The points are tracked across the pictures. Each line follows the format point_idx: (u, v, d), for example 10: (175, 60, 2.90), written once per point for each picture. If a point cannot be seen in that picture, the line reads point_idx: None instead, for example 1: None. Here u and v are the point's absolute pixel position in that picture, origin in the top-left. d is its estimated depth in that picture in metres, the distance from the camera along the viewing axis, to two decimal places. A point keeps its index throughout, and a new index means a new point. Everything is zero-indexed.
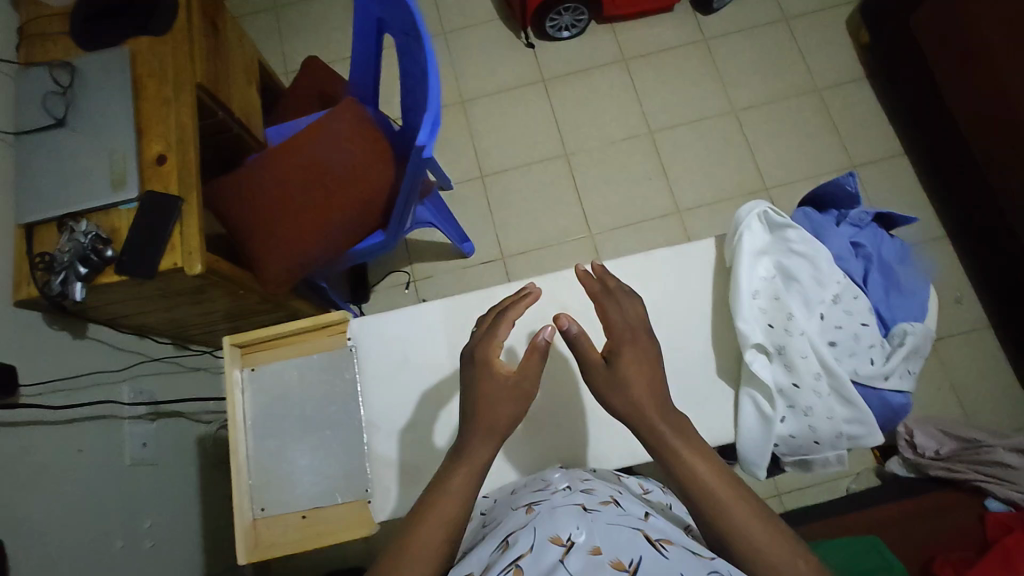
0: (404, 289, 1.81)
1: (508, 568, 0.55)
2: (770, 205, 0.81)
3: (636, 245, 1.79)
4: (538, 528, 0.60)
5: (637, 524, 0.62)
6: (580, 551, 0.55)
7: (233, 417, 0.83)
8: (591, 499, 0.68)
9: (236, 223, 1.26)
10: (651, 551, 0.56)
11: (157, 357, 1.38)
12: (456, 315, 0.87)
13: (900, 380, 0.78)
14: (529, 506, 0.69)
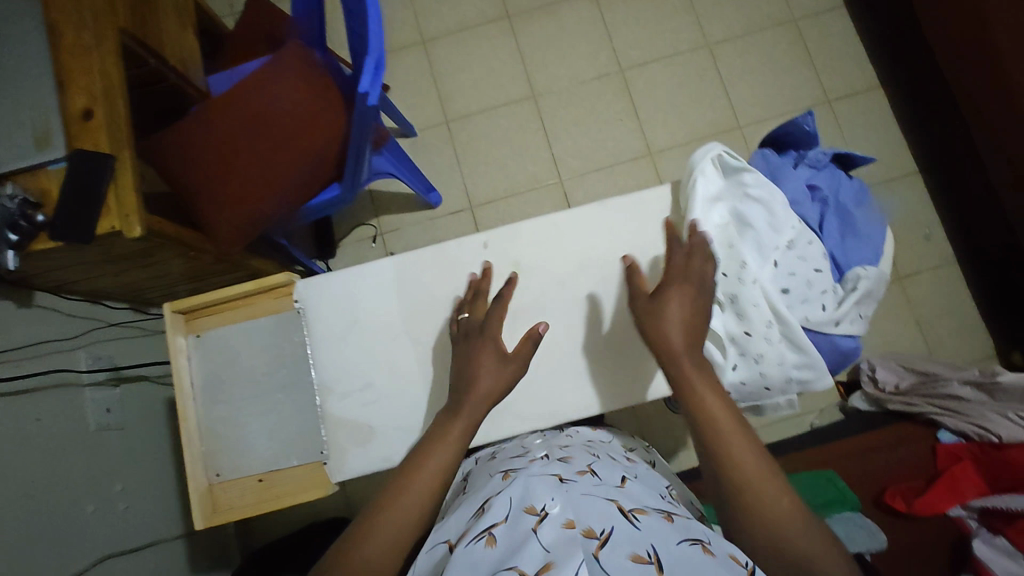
0: (371, 242, 1.76)
1: (481, 536, 0.55)
2: (725, 149, 0.78)
3: (607, 190, 1.75)
4: (512, 496, 0.59)
5: (611, 494, 0.62)
6: (553, 523, 0.53)
7: (180, 384, 0.81)
8: (567, 468, 0.67)
9: (176, 178, 1.18)
10: (623, 521, 0.56)
11: (114, 322, 1.34)
12: (407, 273, 0.84)
13: (851, 325, 0.78)
14: (506, 473, 0.68)
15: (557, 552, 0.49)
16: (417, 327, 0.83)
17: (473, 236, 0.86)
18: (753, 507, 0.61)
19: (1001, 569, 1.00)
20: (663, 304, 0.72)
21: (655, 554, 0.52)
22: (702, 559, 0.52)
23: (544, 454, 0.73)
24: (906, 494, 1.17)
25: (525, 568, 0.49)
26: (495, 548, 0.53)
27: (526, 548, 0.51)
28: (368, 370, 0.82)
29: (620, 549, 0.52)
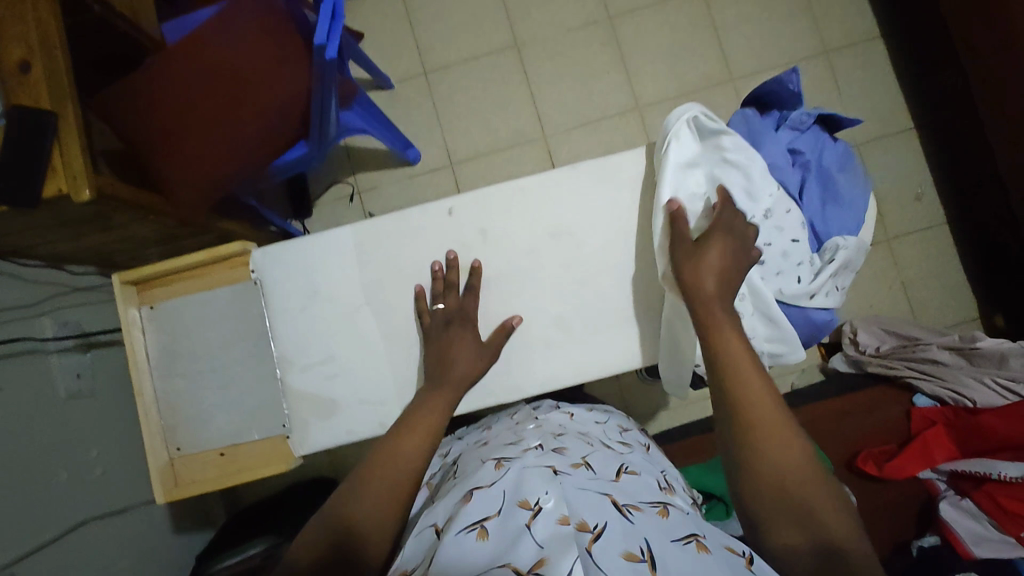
0: (349, 201, 1.70)
1: (473, 527, 0.54)
2: (703, 109, 0.73)
3: (593, 146, 1.69)
4: (506, 489, 0.58)
5: (606, 487, 0.60)
6: (548, 519, 0.53)
7: (134, 359, 0.79)
8: (563, 459, 0.65)
9: (127, 133, 1.10)
10: (617, 516, 0.55)
11: (80, 286, 1.30)
12: (369, 242, 0.80)
13: (826, 298, 0.75)
14: (499, 460, 0.66)
15: (552, 549, 0.50)
16: (380, 300, 0.80)
17: (438, 201, 0.81)
18: (768, 464, 0.61)
19: (964, 530, 1.05)
20: (704, 251, 0.68)
21: (648, 551, 0.51)
22: (695, 557, 0.52)
23: (538, 444, 0.70)
24: (878, 459, 1.18)
25: (518, 564, 0.49)
26: (488, 541, 0.53)
27: (519, 544, 0.51)
28: (330, 343, 0.80)
29: (614, 546, 0.51)
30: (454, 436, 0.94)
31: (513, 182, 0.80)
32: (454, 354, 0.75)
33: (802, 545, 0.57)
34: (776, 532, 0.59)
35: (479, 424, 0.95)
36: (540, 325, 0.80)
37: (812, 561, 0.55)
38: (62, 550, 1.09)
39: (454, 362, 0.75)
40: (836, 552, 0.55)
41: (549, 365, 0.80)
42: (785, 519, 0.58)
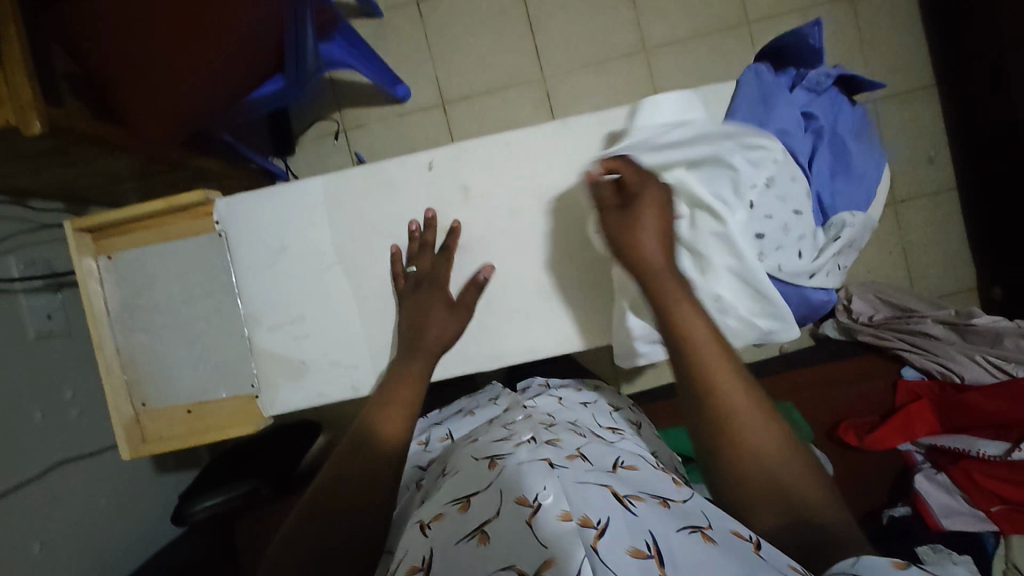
0: (334, 139, 1.61)
1: (473, 535, 0.56)
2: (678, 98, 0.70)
3: (594, 90, 1.58)
4: (504, 490, 0.59)
5: (605, 478, 0.61)
6: (550, 515, 0.54)
7: (92, 312, 0.75)
8: (557, 451, 0.66)
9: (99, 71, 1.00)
10: (619, 508, 0.56)
11: (48, 223, 1.23)
12: (340, 197, 0.74)
13: (825, 278, 0.71)
14: (492, 458, 0.65)
15: (556, 548, 0.51)
16: (353, 259, 0.75)
17: (416, 153, 0.75)
18: (747, 451, 0.60)
19: (936, 502, 1.06)
20: (638, 214, 0.64)
21: (654, 546, 0.52)
22: (701, 547, 0.52)
23: (530, 436, 0.70)
24: (858, 430, 1.18)
25: (523, 566, 0.51)
26: (489, 545, 0.54)
27: (524, 544, 0.52)
28: (299, 302, 0.75)
29: (618, 542, 0.52)
30: (431, 422, 1.00)
31: (496, 136, 0.74)
32: (425, 321, 0.71)
33: (782, 525, 0.58)
34: (757, 514, 0.59)
35: (459, 409, 1.01)
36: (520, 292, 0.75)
37: (794, 541, 0.57)
38: (41, 491, 1.08)
39: (426, 326, 0.71)
40: (817, 527, 0.56)
41: (524, 335, 0.76)
42: (764, 501, 0.59)
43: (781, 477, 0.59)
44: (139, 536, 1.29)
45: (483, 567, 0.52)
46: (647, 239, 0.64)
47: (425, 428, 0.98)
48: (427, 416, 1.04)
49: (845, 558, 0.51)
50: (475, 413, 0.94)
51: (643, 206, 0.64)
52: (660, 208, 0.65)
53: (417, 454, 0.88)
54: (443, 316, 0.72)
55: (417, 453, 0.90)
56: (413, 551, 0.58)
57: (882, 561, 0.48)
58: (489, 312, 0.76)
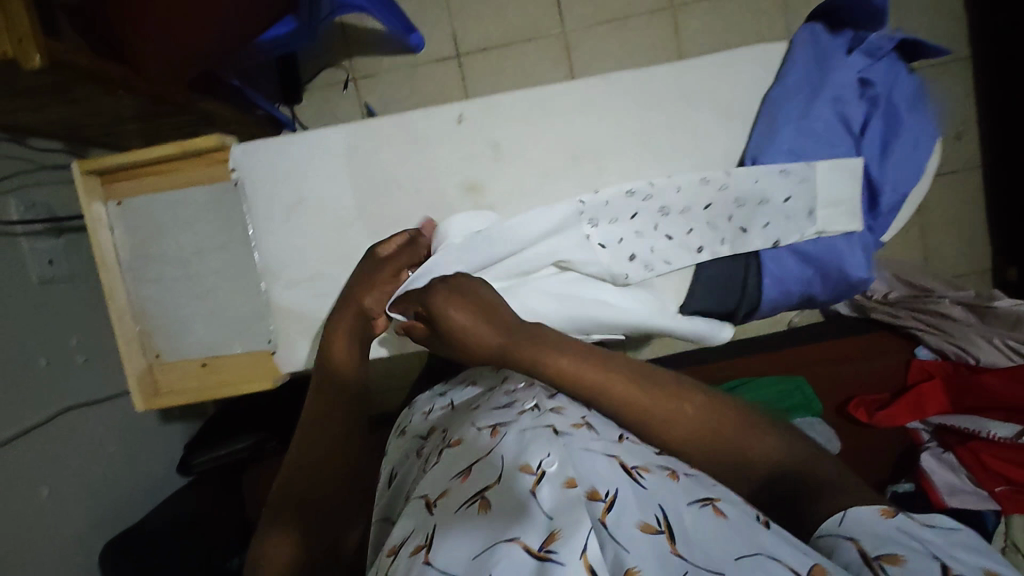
0: (343, 88, 1.55)
1: (474, 501, 0.52)
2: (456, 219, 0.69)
3: (616, 48, 1.52)
4: (504, 455, 0.55)
5: (612, 444, 0.57)
6: (553, 483, 0.51)
7: (102, 259, 0.71)
8: (564, 416, 0.59)
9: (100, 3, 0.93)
10: (627, 480, 0.52)
11: (47, 165, 1.18)
12: (361, 148, 0.71)
13: (781, 223, 0.70)
14: (494, 426, 0.60)
15: (560, 520, 0.48)
16: (373, 214, 0.72)
17: (445, 105, 0.70)
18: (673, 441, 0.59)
19: (941, 481, 1.07)
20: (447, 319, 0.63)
21: (665, 521, 0.49)
22: (713, 521, 0.49)
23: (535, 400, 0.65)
24: (870, 405, 1.18)
25: (527, 540, 0.47)
26: (490, 514, 0.51)
27: (527, 518, 0.49)
28: (320, 258, 0.73)
29: (628, 516, 0.48)
30: (434, 394, 0.99)
31: (528, 91, 0.69)
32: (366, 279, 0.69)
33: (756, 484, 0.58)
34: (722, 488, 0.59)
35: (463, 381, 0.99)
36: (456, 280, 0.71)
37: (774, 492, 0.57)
38: (47, 437, 1.08)
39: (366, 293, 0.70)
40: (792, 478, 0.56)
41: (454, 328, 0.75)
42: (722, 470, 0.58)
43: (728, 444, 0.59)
44: (145, 483, 1.29)
45: (485, 533, 0.49)
46: (476, 331, 0.63)
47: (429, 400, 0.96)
48: (432, 391, 1.03)
49: (833, 514, 0.51)
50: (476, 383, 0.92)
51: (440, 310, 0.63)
52: (458, 302, 0.64)
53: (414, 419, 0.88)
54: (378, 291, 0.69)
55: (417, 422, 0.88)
56: (418, 531, 0.54)
57: (870, 513, 0.50)
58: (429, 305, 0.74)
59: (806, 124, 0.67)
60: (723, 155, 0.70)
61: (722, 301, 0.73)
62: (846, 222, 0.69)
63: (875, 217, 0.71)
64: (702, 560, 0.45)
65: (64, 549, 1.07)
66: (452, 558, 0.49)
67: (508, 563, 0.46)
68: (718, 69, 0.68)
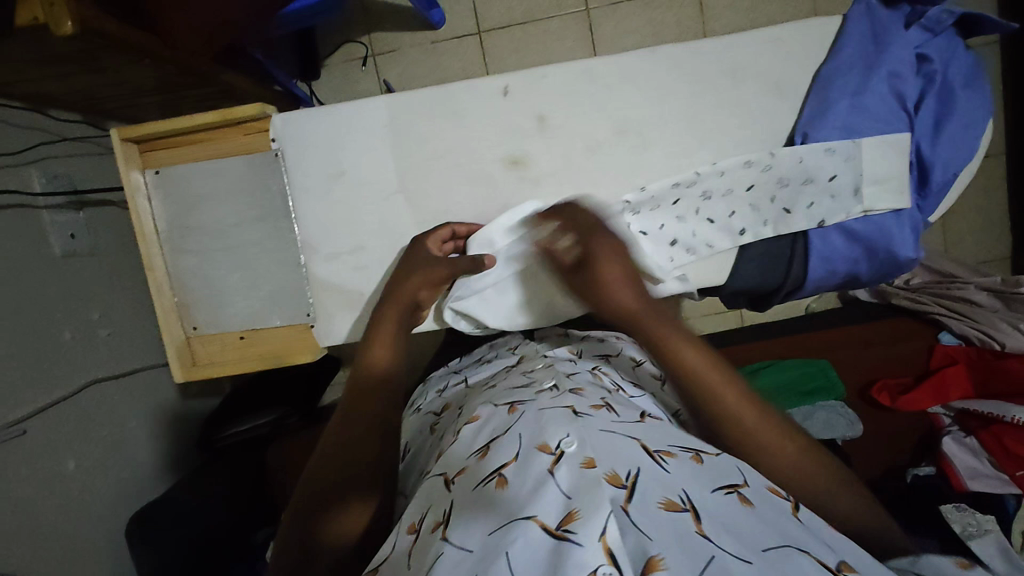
0: (362, 65, 1.53)
1: (491, 478, 0.56)
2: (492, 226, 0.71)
3: (640, 27, 1.49)
4: (522, 434, 0.59)
5: (631, 430, 0.60)
6: (570, 464, 0.54)
7: (142, 229, 0.71)
8: (581, 400, 0.65)
9: None
10: (650, 462, 0.55)
11: (67, 136, 1.17)
12: (403, 120, 0.70)
13: (823, 206, 0.68)
14: (512, 404, 0.66)
15: (580, 500, 0.50)
16: (414, 187, 0.71)
17: (490, 76, 0.69)
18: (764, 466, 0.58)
19: (961, 463, 1.06)
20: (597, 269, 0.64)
21: (689, 500, 0.51)
22: (736, 511, 0.52)
23: (552, 384, 0.70)
24: (892, 389, 1.18)
25: (545, 518, 0.50)
26: (507, 490, 0.54)
27: (544, 494, 0.51)
28: (360, 231, 0.72)
29: (649, 499, 0.51)
30: (449, 371, 1.00)
31: (574, 62, 0.68)
32: (411, 267, 0.70)
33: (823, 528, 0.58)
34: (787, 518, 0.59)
35: (477, 359, 1.00)
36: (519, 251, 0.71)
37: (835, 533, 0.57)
38: (73, 410, 1.08)
39: (416, 284, 0.70)
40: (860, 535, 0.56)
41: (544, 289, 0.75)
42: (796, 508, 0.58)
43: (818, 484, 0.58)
44: (167, 459, 1.30)
45: (502, 506, 0.53)
46: (622, 292, 0.63)
47: (443, 378, 0.97)
48: (446, 366, 1.05)
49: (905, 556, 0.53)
50: (492, 362, 0.93)
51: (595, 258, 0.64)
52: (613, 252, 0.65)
53: (432, 400, 0.90)
54: (425, 283, 0.69)
55: (433, 401, 0.90)
56: (437, 507, 0.58)
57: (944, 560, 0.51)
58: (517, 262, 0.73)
59: (860, 101, 0.66)
60: (772, 131, 0.69)
61: (764, 279, 0.71)
62: (892, 200, 0.68)
63: (923, 196, 0.71)
64: (728, 546, 0.47)
65: (91, 521, 1.07)
66: (470, 534, 0.52)
67: (524, 543, 0.49)
68: (770, 43, 0.67)
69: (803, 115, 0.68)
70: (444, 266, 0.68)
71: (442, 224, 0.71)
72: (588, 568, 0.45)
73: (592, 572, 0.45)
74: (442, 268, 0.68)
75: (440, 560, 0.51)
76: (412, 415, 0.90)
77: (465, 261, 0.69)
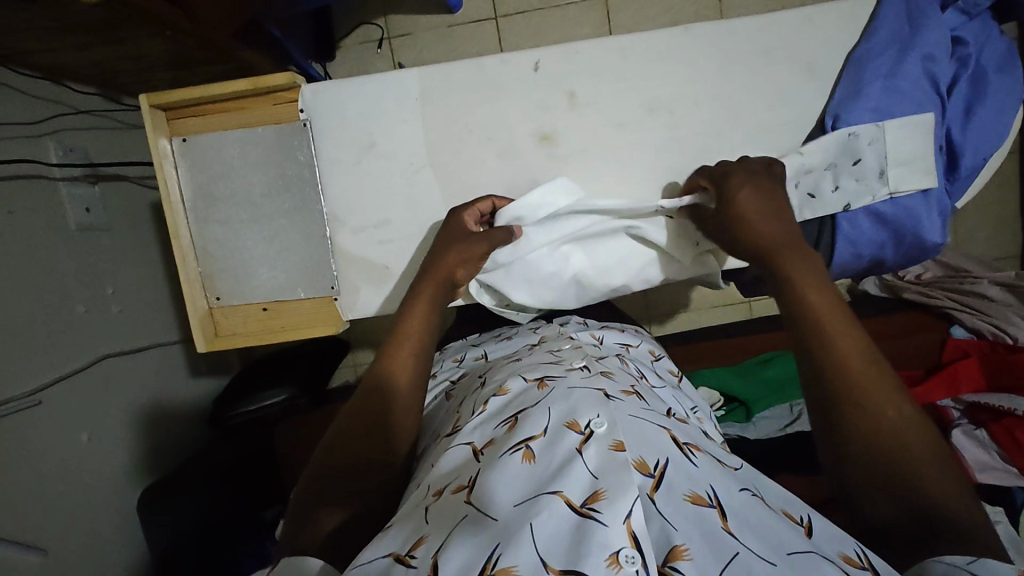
0: (377, 48, 1.52)
1: (517, 449, 0.56)
2: (516, 212, 0.70)
3: (658, 15, 1.48)
4: (552, 409, 0.59)
5: (661, 421, 0.62)
6: (599, 444, 0.55)
7: (168, 196, 0.71)
8: (612, 384, 0.67)
9: None
10: (679, 455, 0.57)
11: (83, 110, 1.16)
12: (437, 93, 0.71)
13: (851, 188, 0.68)
14: (542, 380, 0.67)
15: (606, 481, 0.51)
16: (446, 163, 0.72)
17: (523, 51, 0.70)
18: (853, 417, 0.55)
19: (972, 457, 1.05)
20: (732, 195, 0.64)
21: (715, 497, 0.52)
22: (761, 510, 0.53)
23: (583, 364, 0.71)
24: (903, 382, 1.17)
25: (570, 495, 0.50)
26: (534, 465, 0.54)
27: (571, 472, 0.52)
28: (387, 205, 0.73)
29: (675, 491, 0.52)
30: (468, 343, 1.01)
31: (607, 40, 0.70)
32: (447, 242, 0.69)
33: (895, 510, 0.52)
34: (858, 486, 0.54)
35: (494, 336, 1.01)
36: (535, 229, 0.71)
37: (903, 519, 0.51)
38: (88, 382, 1.08)
39: (459, 264, 0.70)
40: (940, 520, 0.49)
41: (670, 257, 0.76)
42: (874, 475, 0.53)
43: (917, 467, 0.52)
44: (176, 436, 1.30)
45: (529, 480, 0.53)
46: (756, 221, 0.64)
47: (462, 348, 0.98)
48: (464, 339, 1.05)
49: (961, 554, 0.46)
50: (512, 340, 0.92)
51: (734, 184, 0.65)
52: (757, 189, 0.65)
53: (444, 376, 0.90)
54: (464, 260, 0.69)
55: (451, 369, 0.91)
56: (457, 474, 0.58)
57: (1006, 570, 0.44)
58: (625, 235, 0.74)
59: (894, 83, 0.67)
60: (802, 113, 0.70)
61: None
62: (920, 179, 0.68)
63: (951, 180, 0.71)
64: (752, 543, 0.48)
65: (102, 493, 1.08)
66: (495, 502, 0.52)
67: (549, 516, 0.49)
68: (804, 26, 0.68)
69: (836, 97, 0.69)
70: (483, 241, 0.68)
71: (481, 197, 0.71)
72: (611, 548, 0.46)
73: (613, 554, 0.46)
74: (479, 245, 0.68)
75: (461, 525, 0.51)
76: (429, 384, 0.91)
77: (501, 234, 0.69)
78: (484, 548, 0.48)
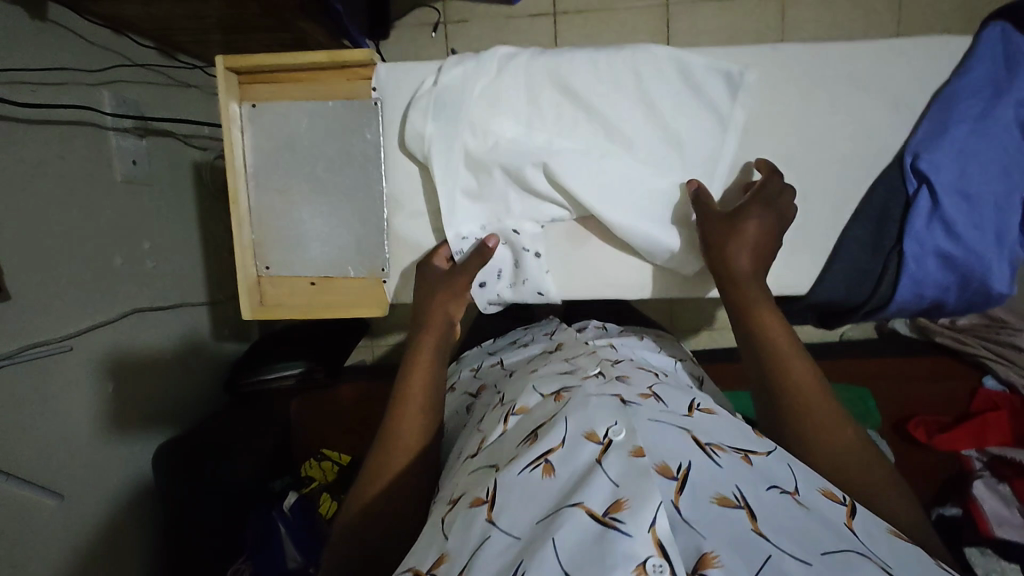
0: (432, 31, 1.48)
1: (536, 464, 0.52)
2: (421, 97, 0.72)
3: (718, 29, 1.38)
4: (569, 419, 0.55)
5: (682, 423, 0.57)
6: (620, 452, 0.50)
7: (233, 159, 0.73)
8: (629, 389, 0.62)
9: None
10: (702, 456, 0.52)
11: (139, 63, 1.16)
12: (528, 81, 0.72)
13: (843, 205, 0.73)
14: (559, 392, 0.63)
15: (628, 488, 0.46)
16: (524, 145, 0.72)
17: (616, 48, 0.71)
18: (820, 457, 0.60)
19: (990, 510, 1.00)
20: (742, 225, 0.67)
21: (743, 498, 0.48)
22: (794, 510, 0.49)
23: (598, 372, 0.67)
24: (928, 427, 1.18)
25: (591, 504, 0.46)
26: (554, 479, 0.50)
27: (592, 480, 0.48)
28: (451, 179, 0.72)
29: (701, 492, 0.48)
30: (485, 352, 1.00)
31: (660, 48, 0.70)
32: (432, 285, 0.73)
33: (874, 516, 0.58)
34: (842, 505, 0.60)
35: (512, 341, 1.01)
36: (440, 174, 0.72)
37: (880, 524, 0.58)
38: (120, 333, 1.09)
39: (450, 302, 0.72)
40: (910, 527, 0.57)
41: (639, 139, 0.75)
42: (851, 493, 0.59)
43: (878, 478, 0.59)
44: (196, 395, 1.31)
45: (552, 497, 0.48)
46: (740, 252, 0.67)
47: (478, 357, 0.98)
48: (479, 347, 1.06)
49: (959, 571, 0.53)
50: (529, 345, 0.93)
51: (749, 214, 0.67)
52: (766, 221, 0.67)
53: (465, 382, 0.91)
54: (450, 297, 0.72)
55: (468, 379, 0.91)
56: (477, 488, 0.54)
57: None
58: (611, 126, 0.72)
59: (983, 127, 0.68)
60: (877, 143, 0.72)
61: (848, 295, 0.74)
62: (988, 220, 0.69)
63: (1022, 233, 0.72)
64: (786, 545, 0.44)
65: (121, 443, 1.08)
66: (518, 519, 0.48)
67: (571, 528, 0.45)
68: (881, 61, 0.71)
69: (919, 135, 0.71)
70: (460, 277, 0.72)
71: (438, 245, 0.76)
72: (637, 558, 0.41)
73: (640, 564, 0.41)
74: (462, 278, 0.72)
75: (485, 543, 0.47)
76: (449, 390, 0.92)
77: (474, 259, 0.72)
78: (507, 568, 0.44)
